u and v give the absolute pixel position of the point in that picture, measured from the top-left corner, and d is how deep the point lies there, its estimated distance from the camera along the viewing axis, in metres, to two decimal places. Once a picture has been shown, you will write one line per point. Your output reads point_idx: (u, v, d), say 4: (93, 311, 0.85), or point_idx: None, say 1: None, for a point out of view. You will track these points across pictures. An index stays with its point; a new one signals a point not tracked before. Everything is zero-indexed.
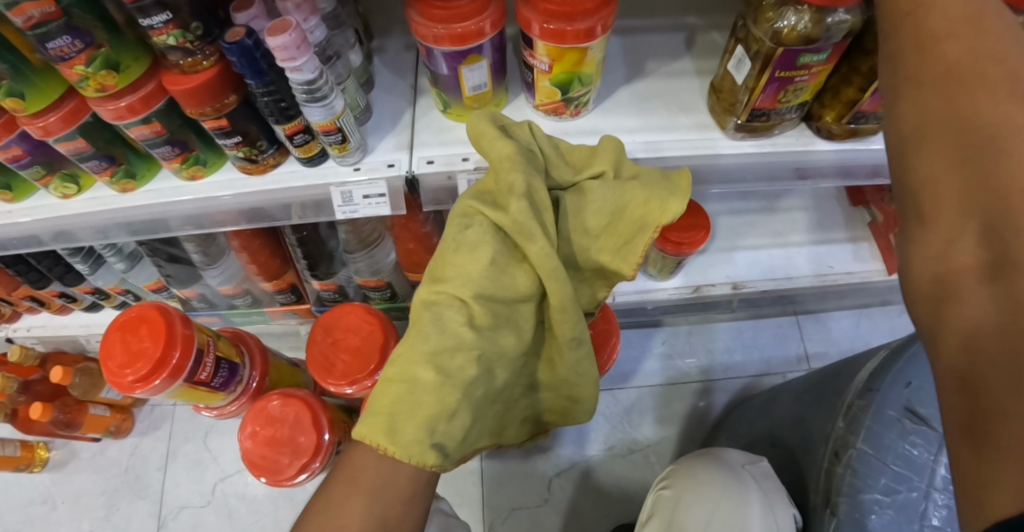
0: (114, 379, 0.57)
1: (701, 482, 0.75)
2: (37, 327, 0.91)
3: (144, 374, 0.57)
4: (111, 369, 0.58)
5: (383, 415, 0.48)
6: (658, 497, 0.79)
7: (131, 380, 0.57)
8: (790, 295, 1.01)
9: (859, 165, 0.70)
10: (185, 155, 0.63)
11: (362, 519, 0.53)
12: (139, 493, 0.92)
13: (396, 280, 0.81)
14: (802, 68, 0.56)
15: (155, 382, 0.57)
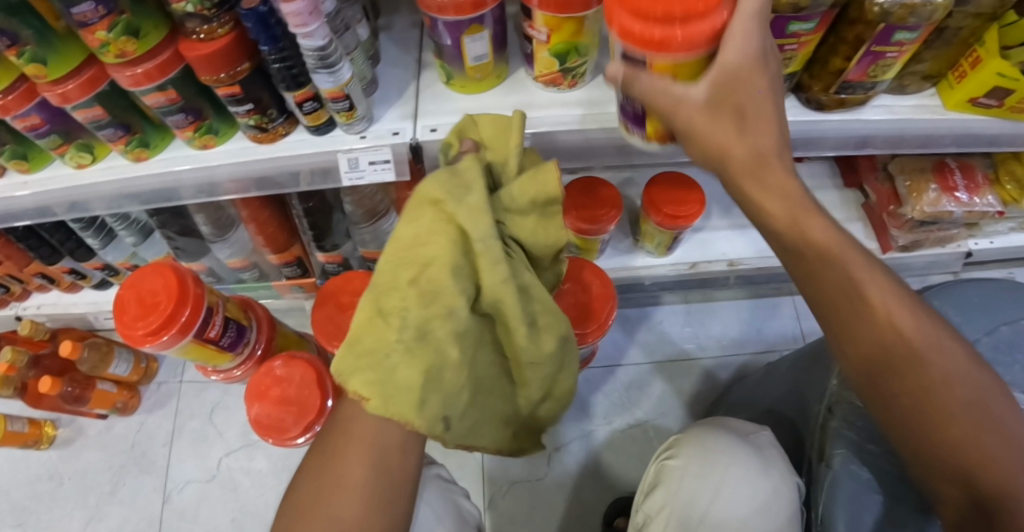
0: (126, 332, 0.59)
1: (707, 448, 0.76)
2: (47, 305, 0.93)
3: (154, 328, 0.58)
4: (123, 322, 0.59)
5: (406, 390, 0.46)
6: (663, 467, 0.79)
7: (143, 333, 0.58)
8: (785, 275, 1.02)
9: (849, 136, 0.73)
10: (197, 124, 0.66)
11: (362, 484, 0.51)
12: (145, 469, 0.93)
13: None
14: (791, 37, 0.60)
15: (165, 337, 0.59)
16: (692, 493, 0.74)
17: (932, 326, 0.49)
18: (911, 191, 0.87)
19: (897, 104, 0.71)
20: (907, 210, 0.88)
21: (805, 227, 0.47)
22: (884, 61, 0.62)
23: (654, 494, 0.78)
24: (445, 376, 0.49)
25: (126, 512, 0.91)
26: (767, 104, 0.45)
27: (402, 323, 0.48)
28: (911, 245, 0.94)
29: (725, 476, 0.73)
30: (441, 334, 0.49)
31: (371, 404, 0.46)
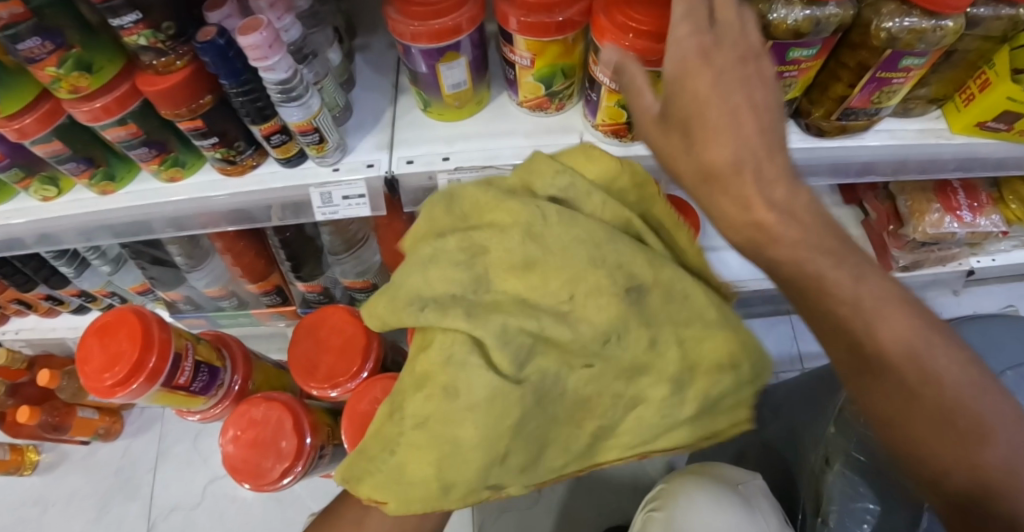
0: (91, 384, 0.57)
1: (692, 506, 0.73)
2: (25, 330, 0.91)
3: (121, 378, 0.56)
4: (88, 374, 0.57)
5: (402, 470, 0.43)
6: (647, 519, 0.77)
7: (110, 383, 0.56)
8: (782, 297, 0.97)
9: (849, 162, 0.69)
10: (162, 156, 0.63)
11: None
12: (129, 495, 0.92)
13: (381, 281, 0.80)
14: (791, 63, 0.56)
15: (133, 386, 0.56)
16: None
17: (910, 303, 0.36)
18: (912, 210, 0.83)
19: (901, 128, 0.67)
20: (909, 231, 0.84)
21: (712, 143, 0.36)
22: (890, 87, 0.57)
23: None
24: (468, 457, 0.41)
25: None
26: (722, 63, 0.37)
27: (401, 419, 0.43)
28: (912, 265, 0.90)
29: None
30: (444, 424, 0.41)
31: (389, 507, 0.44)
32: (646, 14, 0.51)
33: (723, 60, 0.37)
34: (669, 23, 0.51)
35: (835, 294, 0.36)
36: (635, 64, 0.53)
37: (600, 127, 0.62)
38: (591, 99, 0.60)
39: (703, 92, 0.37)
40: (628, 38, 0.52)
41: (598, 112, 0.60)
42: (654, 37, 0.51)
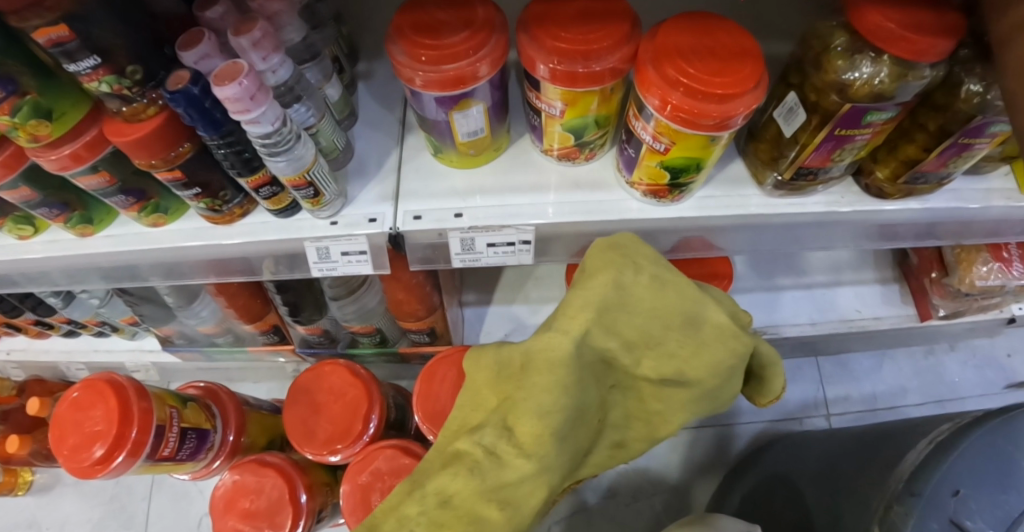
0: (71, 463, 0.52)
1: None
2: (16, 351, 0.87)
3: (102, 453, 0.51)
4: (66, 453, 0.53)
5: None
6: None
7: (92, 461, 0.51)
8: (814, 343, 0.90)
9: (910, 226, 0.60)
10: (142, 204, 0.56)
11: None
12: (124, 524, 0.89)
13: (386, 325, 0.74)
14: (865, 127, 0.47)
15: (118, 459, 0.51)
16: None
17: None
18: (959, 260, 0.73)
19: (967, 188, 0.58)
20: (953, 281, 0.75)
21: None
22: (971, 152, 0.50)
23: None
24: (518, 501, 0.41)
25: None
26: None
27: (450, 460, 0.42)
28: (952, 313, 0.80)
29: None
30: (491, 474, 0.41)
31: None
32: (702, 70, 0.44)
33: None
34: (730, 83, 0.44)
35: None
36: (684, 126, 0.45)
37: (636, 185, 0.54)
38: (629, 154, 0.52)
39: None
40: (677, 95, 0.44)
41: (635, 170, 0.53)
42: (712, 97, 0.44)
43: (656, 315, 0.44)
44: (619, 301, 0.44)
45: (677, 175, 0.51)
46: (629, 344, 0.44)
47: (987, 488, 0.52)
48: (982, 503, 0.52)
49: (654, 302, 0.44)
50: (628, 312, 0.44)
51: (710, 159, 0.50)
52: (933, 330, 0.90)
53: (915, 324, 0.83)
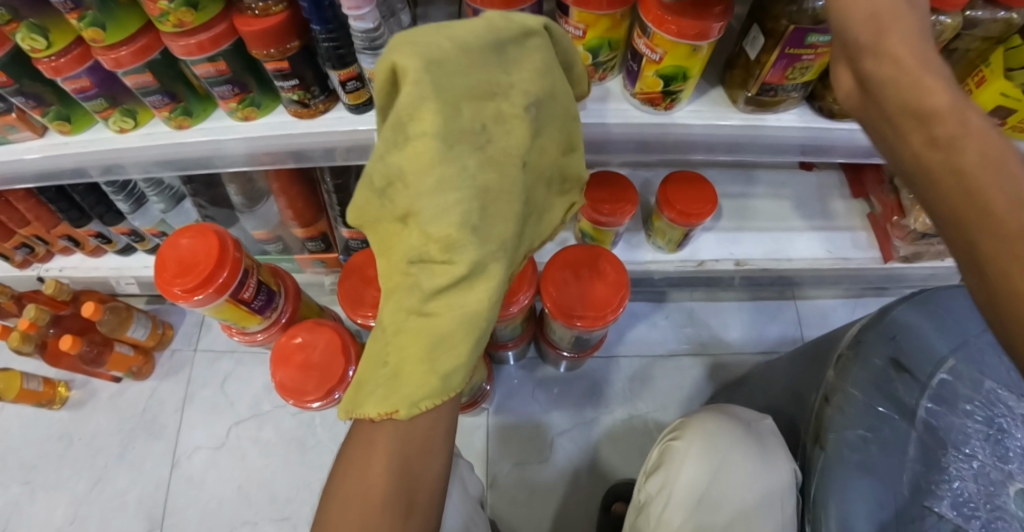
0: (163, 287, 0.61)
1: (714, 437, 0.70)
2: (68, 267, 0.97)
3: (190, 286, 0.61)
4: (162, 278, 0.62)
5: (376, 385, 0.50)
6: (668, 447, 0.74)
7: (178, 290, 0.61)
8: (789, 276, 1.03)
9: (858, 145, 0.77)
10: (242, 96, 0.68)
11: (386, 476, 0.52)
12: (154, 433, 0.95)
13: None
14: (809, 47, 0.63)
15: (199, 295, 0.61)
16: (690, 479, 0.69)
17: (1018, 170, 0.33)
18: (914, 203, 0.90)
19: None
20: (909, 221, 0.91)
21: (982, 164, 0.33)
22: None
23: (655, 476, 0.73)
24: (457, 339, 0.49)
25: (133, 475, 0.93)
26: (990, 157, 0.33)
27: (384, 333, 0.52)
28: (911, 255, 0.96)
29: (720, 465, 0.69)
30: (425, 320, 0.50)
31: (399, 415, 0.48)
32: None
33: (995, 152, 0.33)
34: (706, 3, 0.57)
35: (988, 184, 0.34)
36: (674, 37, 0.60)
37: (637, 95, 0.69)
38: (633, 70, 0.67)
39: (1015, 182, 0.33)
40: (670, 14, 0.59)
41: (638, 82, 0.68)
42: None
43: (476, 62, 0.49)
44: (430, 68, 0.46)
45: (669, 83, 0.66)
46: (469, 85, 0.48)
47: (920, 337, 0.66)
48: (916, 346, 0.66)
49: (494, 32, 0.49)
50: (450, 67, 0.47)
51: (694, 69, 0.65)
52: (893, 274, 1.03)
53: (879, 265, 0.98)
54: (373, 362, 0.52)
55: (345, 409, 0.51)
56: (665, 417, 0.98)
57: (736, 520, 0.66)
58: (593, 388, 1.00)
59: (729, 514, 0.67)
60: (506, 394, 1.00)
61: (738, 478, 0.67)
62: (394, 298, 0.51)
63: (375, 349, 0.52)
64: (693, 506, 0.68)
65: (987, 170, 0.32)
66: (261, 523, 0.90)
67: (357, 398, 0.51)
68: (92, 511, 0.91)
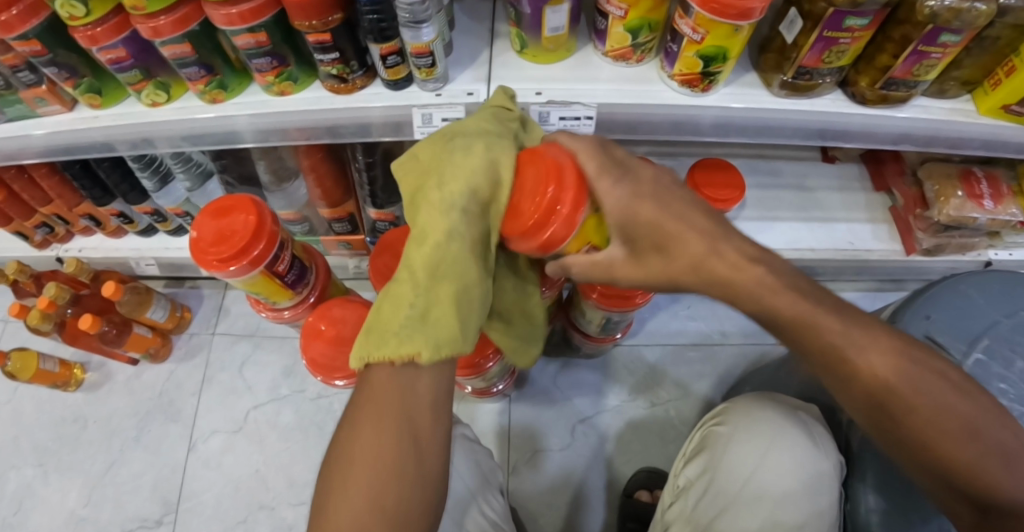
0: (197, 257, 0.60)
1: (759, 420, 0.71)
2: (89, 248, 0.97)
3: (225, 257, 0.59)
4: (197, 247, 0.60)
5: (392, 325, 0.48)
6: (710, 432, 0.75)
7: (212, 260, 0.59)
8: (810, 267, 1.03)
9: (885, 132, 0.78)
10: (280, 69, 0.67)
11: (395, 445, 0.47)
12: (171, 417, 0.95)
13: None
14: (847, 31, 0.63)
15: (233, 267, 0.60)
16: (733, 465, 0.69)
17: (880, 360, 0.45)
18: (938, 195, 0.90)
19: (933, 105, 0.77)
20: (932, 213, 0.90)
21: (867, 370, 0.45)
22: (928, 61, 0.67)
23: (695, 461, 0.75)
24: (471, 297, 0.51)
25: (149, 458, 0.93)
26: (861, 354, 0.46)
27: (412, 273, 0.49)
28: (933, 248, 0.96)
29: (758, 464, 0.68)
30: (453, 267, 0.49)
31: (421, 356, 0.47)
32: None
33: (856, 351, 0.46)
34: None
35: (855, 367, 0.46)
36: (715, 17, 0.58)
37: (675, 76, 0.69)
38: (672, 50, 0.66)
39: (880, 372, 0.45)
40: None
41: (676, 63, 0.67)
42: (533, 228, 0.47)
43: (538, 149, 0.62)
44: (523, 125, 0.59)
45: (709, 63, 0.65)
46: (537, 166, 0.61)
47: (953, 319, 0.67)
48: (949, 327, 0.66)
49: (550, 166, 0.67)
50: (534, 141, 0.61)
51: (734, 50, 0.63)
52: (913, 266, 1.04)
53: (900, 258, 0.99)
54: (395, 304, 0.49)
55: (359, 357, 0.49)
56: (686, 406, 0.98)
57: (784, 503, 0.65)
58: (611, 376, 0.99)
59: (778, 498, 0.66)
60: (526, 380, 1.00)
61: (785, 461, 0.67)
62: (431, 237, 0.49)
63: (399, 294, 0.49)
64: (739, 491, 0.68)
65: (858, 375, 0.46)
66: (278, 508, 0.88)
67: (379, 340, 0.48)
68: (107, 493, 0.91)
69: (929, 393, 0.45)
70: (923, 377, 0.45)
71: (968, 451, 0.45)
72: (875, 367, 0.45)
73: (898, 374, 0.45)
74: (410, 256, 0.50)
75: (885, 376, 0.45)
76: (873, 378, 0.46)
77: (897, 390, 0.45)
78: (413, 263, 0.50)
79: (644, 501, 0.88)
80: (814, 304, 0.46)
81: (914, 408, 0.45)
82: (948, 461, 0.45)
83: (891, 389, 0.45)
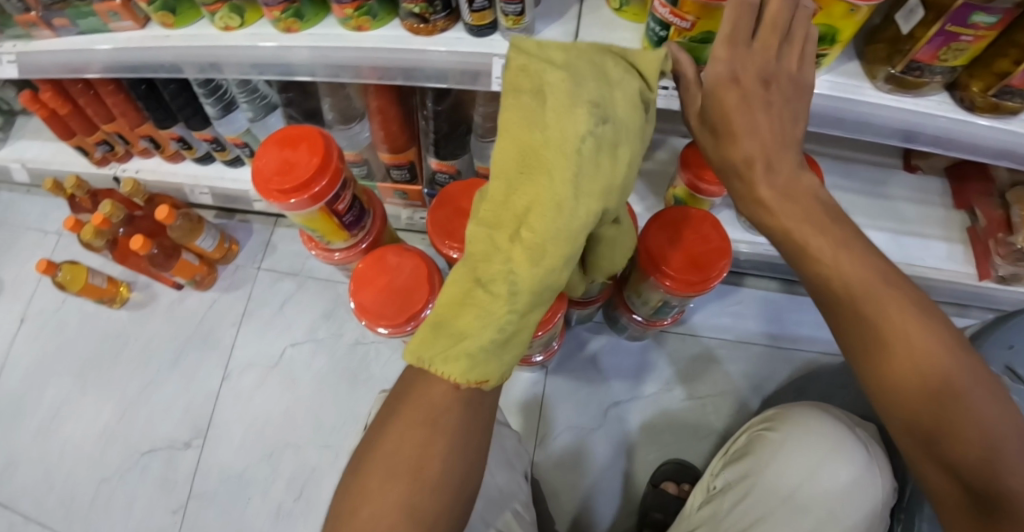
0: (258, 186, 0.58)
1: (811, 436, 0.67)
2: (146, 171, 0.98)
3: (286, 189, 0.57)
4: (259, 175, 0.58)
5: (465, 341, 0.41)
6: (758, 436, 0.72)
7: (273, 190, 0.58)
8: None
9: (993, 145, 0.71)
10: (359, 3, 0.64)
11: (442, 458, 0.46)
12: (209, 345, 0.96)
13: None
14: (971, 28, 0.56)
15: (293, 200, 0.58)
16: (782, 474, 0.67)
17: (930, 330, 0.41)
18: None
19: None
20: (1016, 239, 0.85)
21: (905, 338, 0.41)
22: None
23: (739, 463, 0.72)
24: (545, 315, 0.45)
25: (185, 382, 0.94)
26: (913, 316, 0.41)
27: (512, 291, 0.41)
28: (1010, 276, 0.91)
29: (803, 481, 0.65)
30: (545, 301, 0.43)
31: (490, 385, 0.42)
32: None
33: (908, 314, 0.42)
34: None
35: (898, 331, 0.41)
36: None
37: None
38: None
39: (920, 346, 0.41)
40: None
41: None
42: None
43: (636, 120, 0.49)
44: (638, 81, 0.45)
45: (815, 43, 0.61)
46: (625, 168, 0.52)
47: None
48: None
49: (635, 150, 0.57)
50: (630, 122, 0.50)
51: (845, 34, 0.59)
52: (983, 292, 0.99)
53: (971, 282, 0.94)
54: (479, 317, 0.41)
55: (415, 354, 0.43)
56: (724, 403, 0.95)
57: (829, 521, 0.63)
58: (650, 363, 0.97)
59: (824, 515, 0.64)
60: (565, 355, 0.98)
61: (832, 481, 0.64)
62: (548, 257, 0.40)
63: (488, 305, 0.41)
64: (783, 502, 0.65)
65: (903, 338, 0.41)
66: (304, 447, 0.89)
67: (447, 350, 0.42)
68: (141, 411, 0.94)
69: (965, 382, 0.40)
70: (971, 368, 0.40)
71: (997, 440, 0.39)
72: (924, 346, 0.41)
73: (945, 359, 0.40)
74: (516, 272, 0.41)
75: (930, 348, 0.41)
76: (912, 345, 0.41)
77: (940, 371, 0.40)
78: (520, 283, 0.40)
79: (670, 493, 0.87)
80: (850, 242, 0.44)
81: (958, 385, 0.40)
82: (970, 451, 0.40)
83: (931, 364, 0.40)
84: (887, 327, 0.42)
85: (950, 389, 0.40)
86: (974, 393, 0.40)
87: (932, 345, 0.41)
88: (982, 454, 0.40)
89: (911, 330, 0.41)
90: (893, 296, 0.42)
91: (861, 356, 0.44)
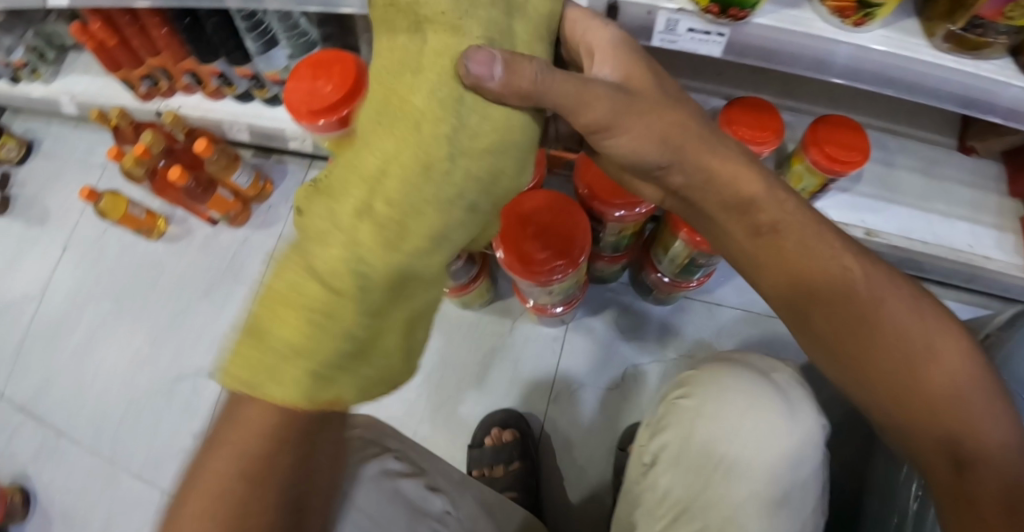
0: (290, 107, 0.59)
1: (730, 404, 0.62)
2: (188, 107, 1.00)
3: (315, 110, 0.58)
4: (292, 95, 0.59)
5: (298, 355, 0.34)
6: (679, 407, 0.66)
7: (303, 110, 0.58)
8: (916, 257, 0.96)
9: None
10: None
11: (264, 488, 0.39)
12: (239, 278, 0.99)
13: None
14: None
15: (321, 121, 0.58)
16: (701, 448, 0.62)
17: (953, 350, 0.47)
18: None
19: None
20: None
21: (932, 363, 0.47)
22: None
23: (662, 439, 0.66)
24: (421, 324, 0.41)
25: (214, 313, 0.98)
26: (930, 331, 0.48)
27: (364, 286, 0.35)
28: None
29: (730, 465, 0.60)
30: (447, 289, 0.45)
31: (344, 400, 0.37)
32: None
33: (926, 329, 0.48)
34: None
35: (918, 350, 0.47)
36: None
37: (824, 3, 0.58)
38: None
39: (943, 370, 0.47)
40: None
41: None
42: None
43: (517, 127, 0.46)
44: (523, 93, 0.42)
45: None
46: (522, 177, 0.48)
47: None
48: None
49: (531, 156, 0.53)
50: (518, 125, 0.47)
51: None
52: None
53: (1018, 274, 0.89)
54: (297, 317, 0.34)
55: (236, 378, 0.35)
56: None
57: (770, 485, 0.59)
58: (671, 332, 0.96)
59: (760, 477, 0.59)
60: (587, 312, 0.98)
61: (755, 460, 0.59)
62: (409, 240, 0.36)
63: (329, 304, 0.34)
64: (716, 471, 0.60)
65: (930, 360, 0.47)
66: None
67: (260, 361, 0.34)
68: (170, 338, 0.98)
69: (958, 383, 0.47)
70: (977, 376, 0.47)
71: (993, 431, 0.46)
72: (943, 366, 0.47)
73: (962, 373, 0.47)
74: (365, 257, 0.35)
75: (952, 368, 0.47)
76: (941, 367, 0.47)
77: (961, 386, 0.47)
78: (372, 272, 0.35)
79: None
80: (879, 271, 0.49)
81: (966, 397, 0.46)
82: (972, 440, 0.46)
83: (948, 386, 0.47)
84: (922, 346, 0.47)
85: (951, 407, 0.46)
86: (973, 398, 0.46)
87: (945, 367, 0.47)
88: (971, 440, 0.46)
89: (920, 336, 0.47)
90: (910, 314, 0.48)
91: (861, 366, 0.49)
